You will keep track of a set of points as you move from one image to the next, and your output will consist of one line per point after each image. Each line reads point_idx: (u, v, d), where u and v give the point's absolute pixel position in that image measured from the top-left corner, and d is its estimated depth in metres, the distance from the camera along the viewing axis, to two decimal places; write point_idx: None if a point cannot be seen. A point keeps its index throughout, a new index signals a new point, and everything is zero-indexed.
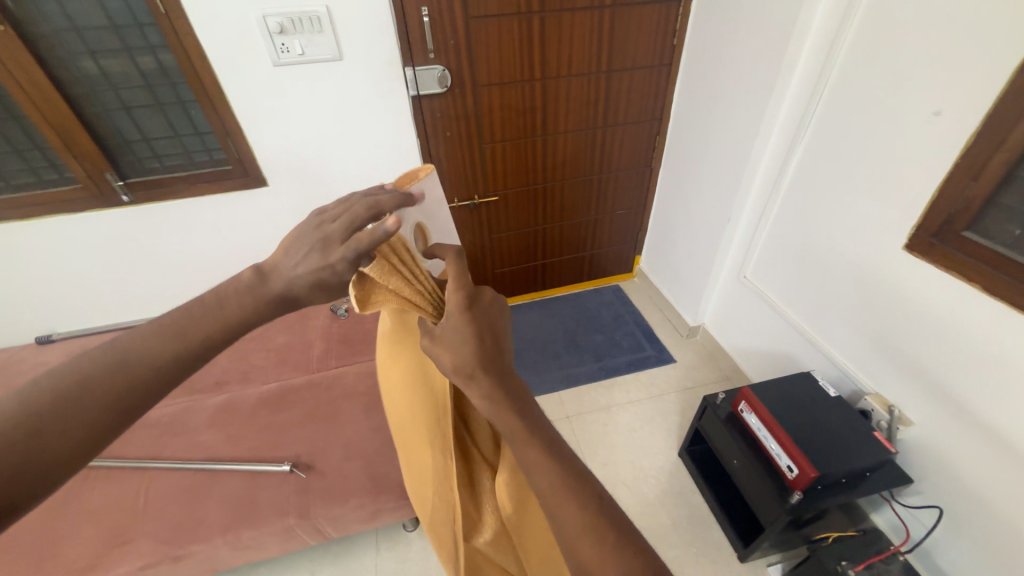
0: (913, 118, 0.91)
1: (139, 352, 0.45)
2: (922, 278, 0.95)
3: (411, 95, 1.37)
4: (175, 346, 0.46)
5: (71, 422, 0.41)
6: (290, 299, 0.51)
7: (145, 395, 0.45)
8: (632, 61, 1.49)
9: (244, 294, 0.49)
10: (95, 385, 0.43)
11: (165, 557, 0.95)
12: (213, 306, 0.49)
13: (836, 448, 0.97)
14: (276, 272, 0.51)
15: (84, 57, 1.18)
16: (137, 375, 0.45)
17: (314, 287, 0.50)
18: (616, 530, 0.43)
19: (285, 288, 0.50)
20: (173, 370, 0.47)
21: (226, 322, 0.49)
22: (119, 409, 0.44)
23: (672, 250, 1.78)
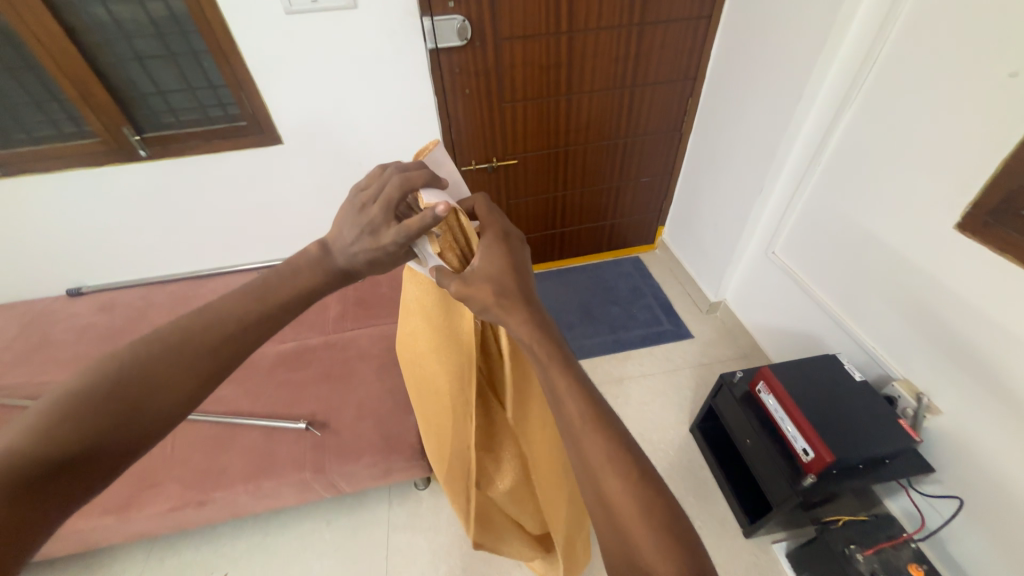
0: (984, 81, 0.81)
1: (217, 324, 0.51)
2: (971, 261, 0.88)
3: (429, 48, 1.29)
4: (250, 313, 0.53)
5: (155, 389, 0.46)
6: (351, 272, 0.58)
7: (219, 365, 0.50)
8: (668, 12, 1.37)
9: (315, 263, 0.58)
10: (177, 355, 0.48)
11: (191, 501, 1.01)
12: (285, 276, 0.57)
13: (856, 433, 0.94)
14: (337, 249, 0.58)
15: (93, 3, 1.14)
16: (214, 344, 0.50)
17: (368, 264, 0.57)
18: (645, 498, 0.43)
19: (347, 264, 0.58)
20: (245, 341, 0.52)
21: (302, 289, 0.56)
22: (197, 378, 0.49)
23: (697, 221, 1.70)
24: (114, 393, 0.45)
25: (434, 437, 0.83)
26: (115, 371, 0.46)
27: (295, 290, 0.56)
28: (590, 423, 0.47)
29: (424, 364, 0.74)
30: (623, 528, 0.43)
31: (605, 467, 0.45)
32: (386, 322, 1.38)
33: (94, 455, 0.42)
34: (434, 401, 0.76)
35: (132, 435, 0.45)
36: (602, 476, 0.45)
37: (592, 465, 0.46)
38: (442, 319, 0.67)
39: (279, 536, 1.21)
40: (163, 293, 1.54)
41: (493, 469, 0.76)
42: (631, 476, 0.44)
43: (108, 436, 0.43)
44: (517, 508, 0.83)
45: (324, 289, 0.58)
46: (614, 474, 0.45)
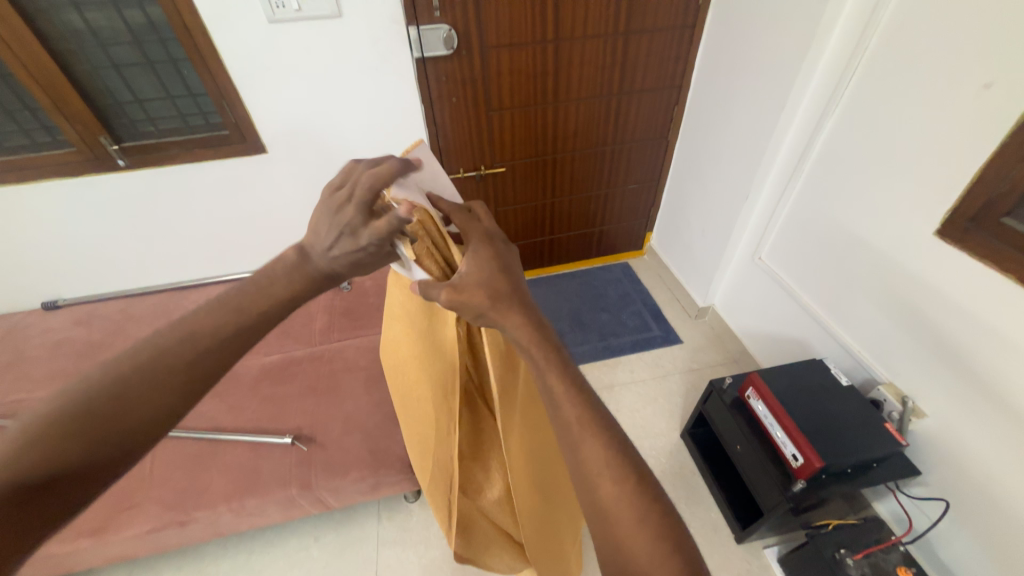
0: (960, 91, 0.83)
1: (193, 337, 0.49)
2: (951, 266, 0.89)
3: (415, 56, 1.29)
4: (229, 326, 0.51)
5: (129, 405, 0.44)
6: (332, 276, 0.57)
7: (196, 379, 0.48)
8: (652, 22, 1.39)
9: (291, 273, 0.55)
10: (151, 369, 0.46)
11: (171, 522, 0.98)
12: (266, 287, 0.54)
13: (843, 438, 0.95)
14: (315, 253, 0.56)
15: (68, 10, 1.12)
16: (190, 358, 0.48)
17: (350, 263, 0.56)
18: (642, 516, 0.42)
19: (327, 267, 0.56)
20: (224, 354, 0.50)
21: (276, 299, 0.54)
22: (172, 393, 0.46)
23: (684, 228, 1.72)
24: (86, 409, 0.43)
25: (418, 446, 0.80)
26: (88, 387, 0.44)
27: (269, 300, 0.53)
28: (583, 438, 0.46)
29: (408, 366, 0.72)
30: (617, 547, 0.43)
31: (594, 484, 0.44)
32: (374, 333, 1.36)
33: (66, 473, 0.40)
34: (418, 405, 0.74)
35: (107, 453, 0.43)
36: (596, 493, 0.44)
37: (584, 481, 0.45)
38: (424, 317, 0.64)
39: (265, 555, 1.17)
40: (142, 305, 1.50)
41: (481, 475, 0.74)
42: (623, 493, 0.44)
43: (80, 453, 0.41)
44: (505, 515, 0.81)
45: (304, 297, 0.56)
46: (606, 492, 0.44)
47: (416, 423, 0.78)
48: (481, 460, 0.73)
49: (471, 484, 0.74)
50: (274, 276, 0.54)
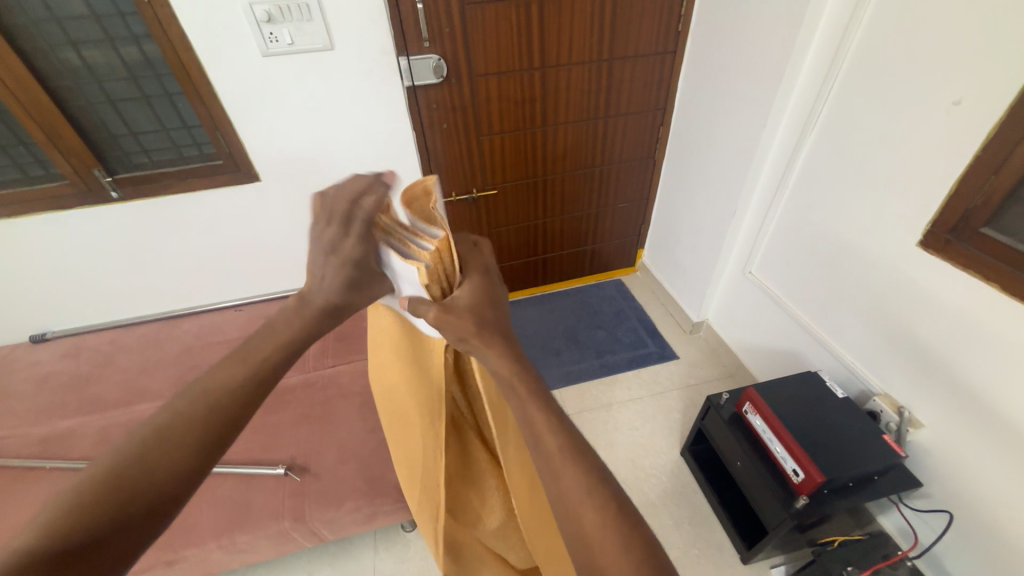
0: (930, 109, 0.87)
1: (207, 392, 0.46)
2: (935, 277, 0.91)
3: (406, 85, 1.32)
4: (234, 376, 0.47)
5: (149, 468, 0.41)
6: (334, 310, 0.53)
7: (221, 433, 0.45)
8: (635, 49, 1.44)
9: (291, 314, 0.52)
10: (169, 430, 0.43)
11: (159, 561, 0.94)
12: (268, 332, 0.51)
13: (843, 451, 0.95)
14: (312, 290, 0.52)
15: (65, 48, 1.14)
16: (209, 412, 0.45)
17: (342, 289, 0.52)
18: (638, 540, 0.42)
19: (327, 302, 0.52)
20: (243, 404, 0.47)
21: (276, 346, 0.50)
22: (193, 450, 0.43)
23: (675, 245, 1.74)
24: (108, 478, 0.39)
25: (410, 473, 0.76)
26: (107, 459, 0.40)
27: (271, 346, 0.50)
28: (577, 463, 0.45)
29: (397, 393, 0.70)
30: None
31: (589, 509, 0.43)
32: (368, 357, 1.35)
33: (92, 547, 0.36)
34: (408, 432, 0.71)
35: (132, 521, 0.39)
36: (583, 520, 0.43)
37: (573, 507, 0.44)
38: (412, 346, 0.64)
39: None
40: (133, 335, 1.48)
41: (475, 501, 0.71)
42: (618, 517, 0.43)
43: (104, 524, 0.37)
44: (503, 541, 0.78)
45: (309, 339, 0.52)
46: (601, 518, 0.43)
47: (406, 454, 0.76)
48: (475, 486, 0.69)
49: (465, 513, 0.71)
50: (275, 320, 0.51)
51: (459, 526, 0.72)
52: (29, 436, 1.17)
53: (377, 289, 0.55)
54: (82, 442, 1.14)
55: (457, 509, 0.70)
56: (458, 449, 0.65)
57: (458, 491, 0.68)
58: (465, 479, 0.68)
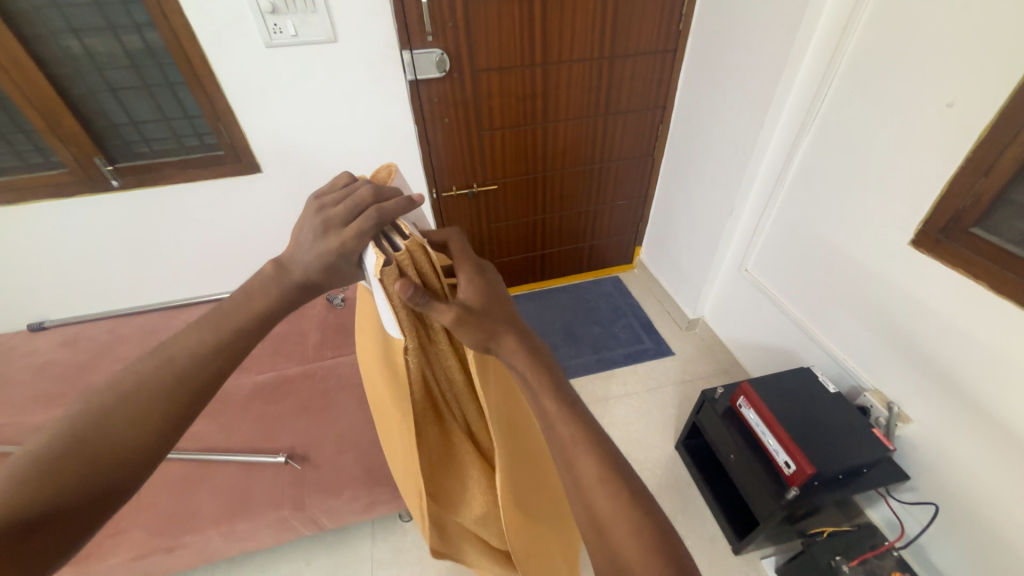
0: (924, 111, 0.89)
1: (178, 365, 0.47)
2: (925, 276, 0.94)
3: (408, 79, 1.33)
4: (209, 341, 0.50)
5: (105, 442, 0.42)
6: (311, 286, 0.54)
7: (201, 393, 0.48)
8: (636, 46, 1.45)
9: (269, 284, 0.53)
10: (139, 401, 0.45)
11: (158, 548, 0.95)
12: (243, 301, 0.52)
13: (833, 445, 0.97)
14: (292, 265, 0.53)
15: (67, 36, 1.14)
16: (168, 386, 0.46)
17: (327, 274, 0.53)
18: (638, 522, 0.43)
19: (304, 278, 0.52)
20: (200, 380, 0.48)
21: (255, 316, 0.52)
22: (168, 418, 0.45)
23: (672, 242, 1.76)
24: (54, 457, 0.40)
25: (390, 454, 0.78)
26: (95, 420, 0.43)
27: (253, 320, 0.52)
28: (581, 448, 0.48)
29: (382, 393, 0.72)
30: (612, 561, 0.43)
31: (594, 490, 0.45)
32: None
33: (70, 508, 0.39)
34: (391, 427, 0.74)
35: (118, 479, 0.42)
36: (593, 497, 0.46)
37: (585, 487, 0.47)
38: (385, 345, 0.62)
39: None
40: (132, 325, 1.48)
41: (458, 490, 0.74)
42: (618, 496, 0.45)
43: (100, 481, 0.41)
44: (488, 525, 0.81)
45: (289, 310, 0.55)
46: (602, 495, 0.46)
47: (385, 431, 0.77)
48: (457, 475, 0.73)
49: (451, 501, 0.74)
50: (252, 290, 0.52)
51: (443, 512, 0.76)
52: (27, 424, 1.17)
53: (353, 275, 0.55)
54: None
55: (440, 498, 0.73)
56: (442, 437, 0.69)
57: (441, 480, 0.71)
58: (447, 470, 0.71)
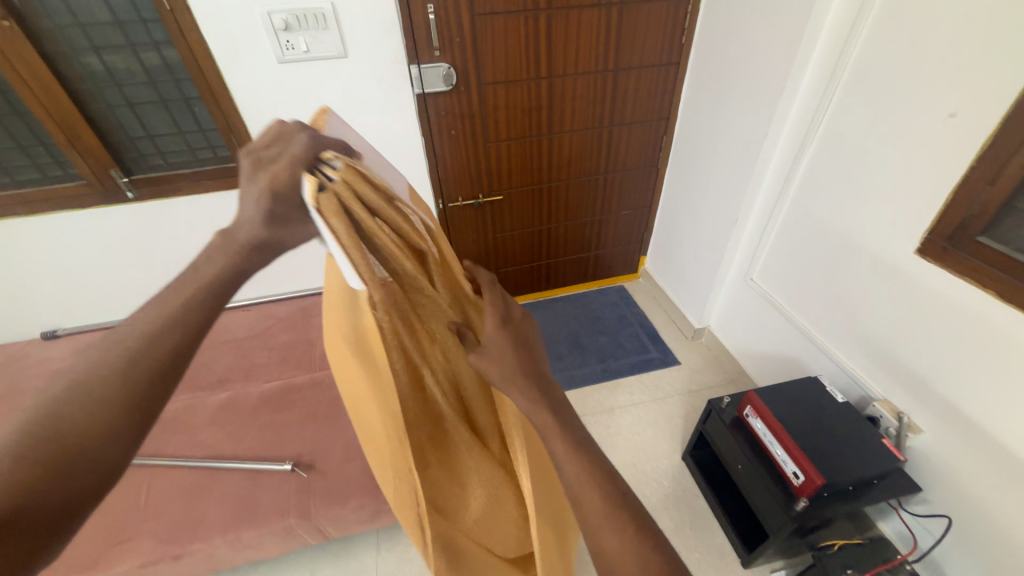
0: (928, 121, 0.89)
1: (128, 345, 0.42)
2: (932, 285, 0.93)
3: (416, 93, 1.36)
4: (158, 317, 0.43)
5: (60, 440, 0.37)
6: (263, 246, 0.47)
7: (160, 378, 0.42)
8: (639, 60, 1.48)
9: (215, 253, 0.47)
10: (91, 389, 0.39)
11: (166, 556, 0.95)
12: (192, 272, 0.46)
13: (843, 456, 0.96)
14: (239, 226, 0.46)
15: (88, 53, 1.18)
16: (124, 376, 0.40)
17: (273, 224, 0.46)
18: (643, 529, 0.43)
19: (251, 236, 0.46)
20: (156, 359, 0.42)
21: (206, 286, 0.46)
22: (127, 407, 0.40)
23: (678, 251, 1.76)
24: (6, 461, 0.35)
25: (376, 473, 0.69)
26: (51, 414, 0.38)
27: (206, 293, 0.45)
28: (585, 456, 0.48)
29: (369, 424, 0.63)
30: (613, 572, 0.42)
31: (598, 497, 0.46)
32: None
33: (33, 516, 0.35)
34: (383, 463, 0.66)
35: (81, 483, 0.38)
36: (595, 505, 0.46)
37: (589, 495, 0.47)
38: (364, 332, 0.58)
39: None
40: None
41: (459, 482, 0.76)
42: (624, 503, 0.45)
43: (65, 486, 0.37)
44: (487, 521, 0.82)
45: (245, 277, 0.48)
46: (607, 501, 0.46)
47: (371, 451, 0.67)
48: (458, 464, 0.74)
49: (453, 495, 0.76)
50: (200, 258, 0.46)
51: (447, 512, 0.76)
52: None
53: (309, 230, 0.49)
54: None
55: (440, 496, 0.74)
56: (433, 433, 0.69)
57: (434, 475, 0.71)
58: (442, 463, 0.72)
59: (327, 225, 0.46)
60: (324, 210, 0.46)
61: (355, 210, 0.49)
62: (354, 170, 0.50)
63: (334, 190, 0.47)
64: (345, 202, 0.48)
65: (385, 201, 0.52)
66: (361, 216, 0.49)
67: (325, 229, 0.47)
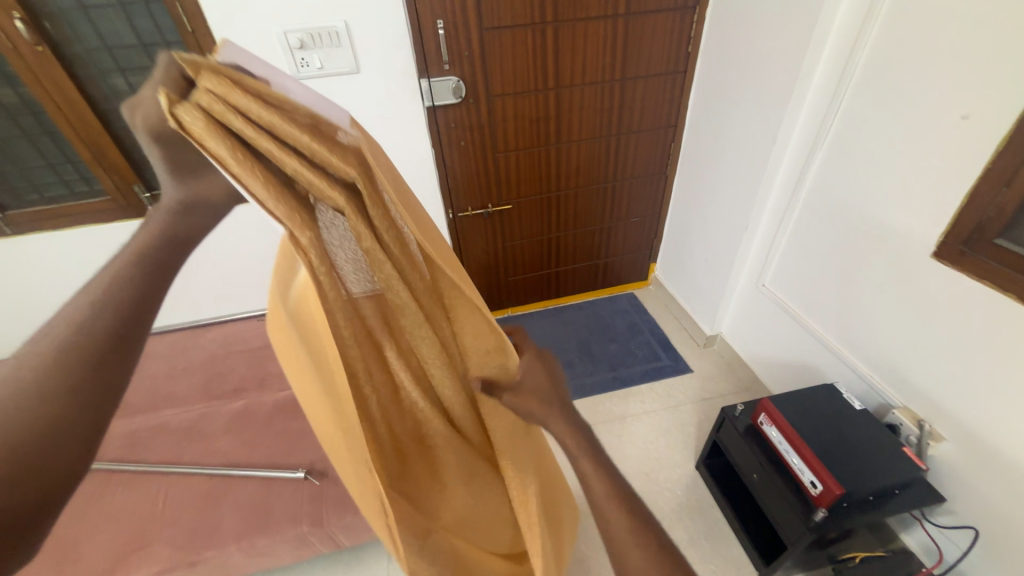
0: (940, 123, 0.89)
1: (77, 319, 0.38)
2: (951, 289, 0.91)
3: (426, 105, 1.39)
4: (103, 290, 0.40)
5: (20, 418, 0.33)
6: (193, 206, 0.46)
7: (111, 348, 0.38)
8: (646, 69, 1.49)
9: (149, 222, 0.45)
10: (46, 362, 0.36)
11: (181, 563, 0.97)
12: (132, 246, 0.44)
13: (862, 464, 0.94)
14: (166, 190, 0.46)
15: (115, 75, 1.23)
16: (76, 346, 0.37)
17: (184, 181, 0.46)
18: None
19: (182, 197, 0.46)
20: (107, 327, 0.38)
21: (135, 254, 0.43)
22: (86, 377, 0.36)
23: (688, 258, 1.75)
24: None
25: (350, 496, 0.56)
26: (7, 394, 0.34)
27: (136, 270, 0.42)
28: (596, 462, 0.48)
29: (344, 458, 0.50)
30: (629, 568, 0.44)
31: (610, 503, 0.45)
32: None
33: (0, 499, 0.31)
34: (370, 507, 0.52)
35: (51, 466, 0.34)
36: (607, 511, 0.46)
37: (601, 501, 0.47)
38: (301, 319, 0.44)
39: None
40: (160, 343, 1.53)
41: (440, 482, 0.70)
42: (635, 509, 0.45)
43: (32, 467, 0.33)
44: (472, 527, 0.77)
45: (185, 244, 0.46)
46: (614, 504, 0.47)
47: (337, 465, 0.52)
48: (440, 463, 0.69)
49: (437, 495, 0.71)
50: (138, 229, 0.45)
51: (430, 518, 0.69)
52: None
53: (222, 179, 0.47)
54: (111, 446, 1.20)
55: (422, 498, 0.68)
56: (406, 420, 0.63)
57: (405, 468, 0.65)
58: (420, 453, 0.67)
59: (206, 150, 0.35)
60: (198, 129, 0.35)
61: (240, 127, 0.36)
62: (229, 74, 0.37)
63: (202, 101, 0.35)
64: (225, 116, 0.36)
65: (289, 117, 0.39)
66: (246, 128, 0.36)
67: (206, 153, 0.36)
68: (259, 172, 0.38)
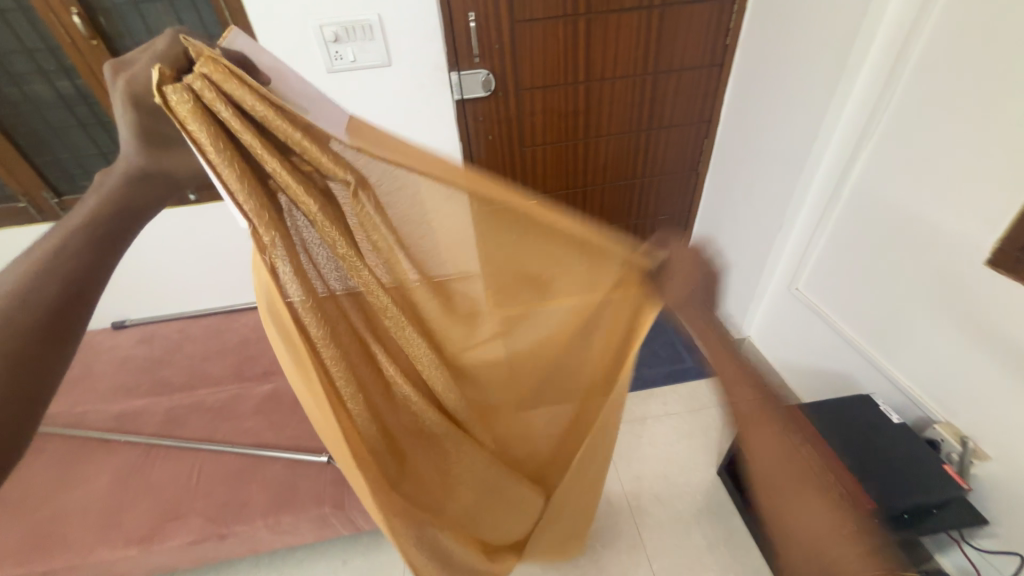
0: (1003, 123, 0.82)
1: (33, 275, 0.41)
2: (1008, 301, 0.85)
3: (456, 99, 1.39)
4: (63, 248, 0.43)
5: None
6: (161, 174, 0.51)
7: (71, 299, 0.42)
8: (681, 62, 1.45)
9: (112, 181, 0.49)
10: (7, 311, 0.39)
11: (212, 535, 1.01)
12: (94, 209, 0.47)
13: (897, 480, 0.90)
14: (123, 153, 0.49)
15: None
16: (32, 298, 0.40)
17: (147, 147, 0.49)
18: None
19: (139, 161, 0.49)
20: (65, 282, 0.42)
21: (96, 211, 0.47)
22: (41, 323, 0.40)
23: (717, 258, 1.70)
24: None
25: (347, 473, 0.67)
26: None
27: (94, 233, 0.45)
28: None
29: (314, 404, 0.62)
30: (742, 417, 0.50)
31: None
32: None
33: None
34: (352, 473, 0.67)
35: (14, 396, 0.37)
36: None
37: None
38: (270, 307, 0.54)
39: None
40: (198, 326, 1.61)
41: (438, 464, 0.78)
42: None
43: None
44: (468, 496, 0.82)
45: (134, 212, 0.49)
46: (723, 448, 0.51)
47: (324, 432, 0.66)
48: (435, 441, 0.76)
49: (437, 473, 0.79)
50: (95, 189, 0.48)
51: (426, 490, 0.77)
52: (107, 412, 1.30)
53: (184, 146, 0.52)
54: (152, 421, 1.27)
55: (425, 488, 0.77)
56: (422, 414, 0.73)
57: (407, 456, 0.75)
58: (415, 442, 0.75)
59: (188, 136, 0.42)
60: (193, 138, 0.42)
61: (226, 117, 0.43)
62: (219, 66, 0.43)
63: (194, 84, 0.41)
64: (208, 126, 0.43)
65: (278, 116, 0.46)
66: (230, 118, 0.43)
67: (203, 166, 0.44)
68: (234, 164, 0.45)
